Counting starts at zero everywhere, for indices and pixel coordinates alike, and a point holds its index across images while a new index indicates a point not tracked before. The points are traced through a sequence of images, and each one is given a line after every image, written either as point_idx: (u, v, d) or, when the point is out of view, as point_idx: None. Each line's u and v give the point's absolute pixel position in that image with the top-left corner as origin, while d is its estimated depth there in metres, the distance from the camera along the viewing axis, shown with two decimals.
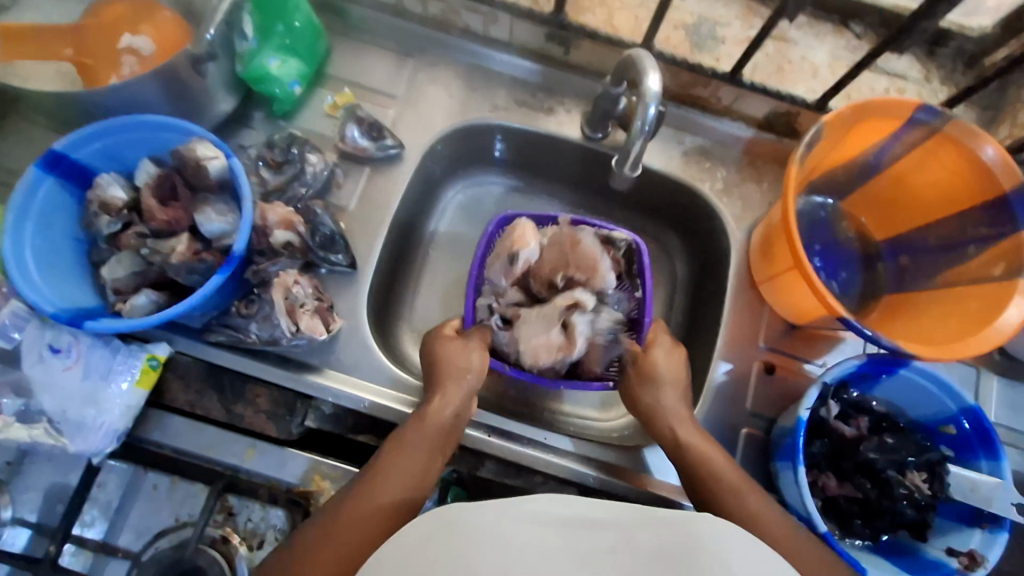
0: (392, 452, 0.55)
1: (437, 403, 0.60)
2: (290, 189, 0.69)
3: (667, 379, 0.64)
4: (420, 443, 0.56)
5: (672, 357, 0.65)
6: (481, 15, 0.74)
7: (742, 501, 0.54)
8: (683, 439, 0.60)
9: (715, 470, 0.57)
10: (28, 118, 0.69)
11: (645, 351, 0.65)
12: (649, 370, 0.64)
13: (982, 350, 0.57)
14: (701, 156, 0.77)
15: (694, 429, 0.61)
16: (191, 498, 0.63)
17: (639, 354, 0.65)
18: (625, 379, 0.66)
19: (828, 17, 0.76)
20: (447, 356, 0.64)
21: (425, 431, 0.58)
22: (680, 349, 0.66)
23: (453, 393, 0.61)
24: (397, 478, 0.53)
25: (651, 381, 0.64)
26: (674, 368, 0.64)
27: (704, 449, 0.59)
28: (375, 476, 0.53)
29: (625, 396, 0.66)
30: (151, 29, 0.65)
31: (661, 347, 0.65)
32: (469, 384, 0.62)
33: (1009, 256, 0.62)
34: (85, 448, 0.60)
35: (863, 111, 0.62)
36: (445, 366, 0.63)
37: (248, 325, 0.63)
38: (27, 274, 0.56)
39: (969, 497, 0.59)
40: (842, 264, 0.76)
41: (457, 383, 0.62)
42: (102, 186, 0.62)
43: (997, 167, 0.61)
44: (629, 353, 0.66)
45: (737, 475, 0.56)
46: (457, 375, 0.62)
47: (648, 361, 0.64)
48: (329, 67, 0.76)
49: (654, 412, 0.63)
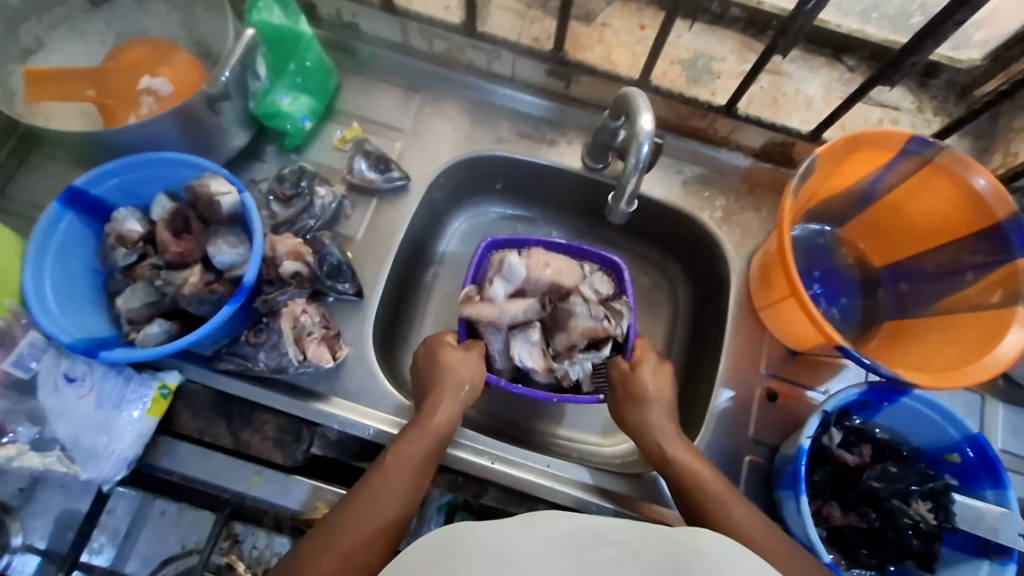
0: (389, 466, 0.57)
1: (435, 415, 0.61)
2: (300, 221, 0.71)
3: (657, 398, 0.64)
4: (416, 449, 0.58)
5: (659, 374, 0.66)
6: (484, 52, 0.77)
7: (727, 511, 0.56)
8: (670, 452, 0.61)
9: (702, 483, 0.58)
10: (52, 155, 0.72)
11: (633, 369, 0.66)
12: (637, 390, 0.64)
13: (981, 379, 0.57)
14: (700, 185, 0.78)
15: (685, 446, 0.61)
16: (198, 524, 0.66)
17: (627, 372, 0.66)
18: (614, 393, 0.67)
19: (821, 51, 0.78)
20: (448, 362, 0.65)
21: (420, 441, 0.59)
22: (666, 366, 0.67)
23: (448, 403, 0.62)
24: (392, 491, 0.55)
25: (640, 400, 0.64)
26: (662, 387, 0.65)
27: (692, 463, 0.60)
28: (371, 491, 0.55)
29: (613, 412, 0.67)
30: (169, 72, 0.69)
31: (649, 365, 0.66)
32: (465, 395, 0.64)
33: (1006, 284, 0.62)
34: (95, 475, 0.61)
35: (856, 143, 0.64)
36: (445, 376, 0.64)
37: (257, 354, 0.64)
38: (46, 306, 0.58)
39: (974, 527, 0.58)
40: (842, 290, 0.77)
41: (451, 395, 0.63)
42: (119, 220, 0.64)
43: (990, 197, 0.63)
44: (617, 371, 0.66)
45: (721, 485, 0.58)
46: (454, 387, 0.63)
47: (636, 381, 0.65)
48: (338, 103, 0.78)
49: (642, 430, 0.63)
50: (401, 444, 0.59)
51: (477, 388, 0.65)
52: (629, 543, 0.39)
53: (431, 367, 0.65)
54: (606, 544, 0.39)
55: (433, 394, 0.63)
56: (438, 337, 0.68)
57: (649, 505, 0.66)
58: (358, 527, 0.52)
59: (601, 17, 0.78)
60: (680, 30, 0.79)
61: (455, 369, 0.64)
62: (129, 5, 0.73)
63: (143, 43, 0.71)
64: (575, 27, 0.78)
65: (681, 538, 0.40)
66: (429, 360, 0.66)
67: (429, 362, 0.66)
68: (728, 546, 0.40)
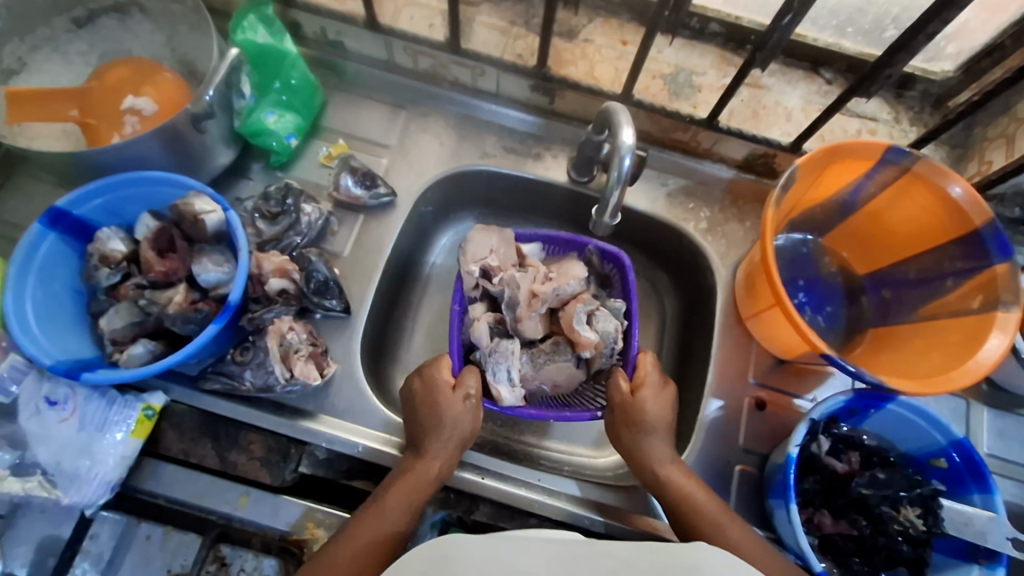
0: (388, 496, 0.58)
1: (434, 449, 0.61)
2: (286, 238, 0.71)
3: (657, 425, 0.63)
4: (415, 479, 0.59)
5: (661, 398, 0.64)
6: (469, 69, 0.78)
7: (725, 534, 0.57)
8: (665, 477, 0.61)
9: (695, 507, 0.59)
10: (34, 175, 0.72)
11: (635, 393, 0.63)
12: (637, 418, 0.62)
13: (964, 384, 0.58)
14: (685, 196, 0.79)
15: (680, 470, 0.61)
16: (184, 548, 0.64)
17: (629, 396, 0.63)
18: (614, 416, 0.64)
19: (799, 64, 0.80)
20: (444, 402, 0.62)
21: (420, 472, 0.60)
22: (670, 390, 0.65)
23: (442, 430, 0.62)
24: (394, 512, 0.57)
25: (640, 427, 0.62)
26: (662, 412, 0.63)
27: (685, 487, 0.60)
28: (372, 511, 0.57)
29: (609, 432, 0.65)
30: (152, 90, 0.69)
31: (651, 389, 0.64)
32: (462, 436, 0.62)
33: (985, 290, 0.63)
34: (79, 500, 0.60)
35: (835, 154, 0.65)
36: (442, 406, 0.62)
37: (243, 372, 0.64)
38: (27, 328, 0.57)
39: (963, 531, 0.58)
40: (827, 298, 0.78)
41: (451, 432, 0.61)
42: (102, 240, 0.63)
43: (967, 205, 0.64)
44: (619, 394, 0.64)
45: (718, 508, 0.59)
46: (453, 423, 0.62)
47: (637, 407, 0.63)
48: (323, 120, 0.79)
49: (638, 455, 0.62)
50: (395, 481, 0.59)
51: (475, 425, 0.63)
52: (620, 556, 0.40)
53: (430, 410, 0.62)
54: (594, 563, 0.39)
55: (430, 428, 0.61)
56: (437, 379, 0.63)
57: (637, 517, 0.66)
58: (361, 546, 0.55)
59: (584, 33, 0.80)
60: (661, 45, 0.80)
61: (455, 421, 0.62)
62: (112, 25, 0.73)
63: (127, 63, 0.70)
64: (557, 43, 0.79)
65: (676, 551, 0.40)
66: (428, 393, 0.63)
67: (428, 402, 0.62)
68: (722, 560, 0.40)
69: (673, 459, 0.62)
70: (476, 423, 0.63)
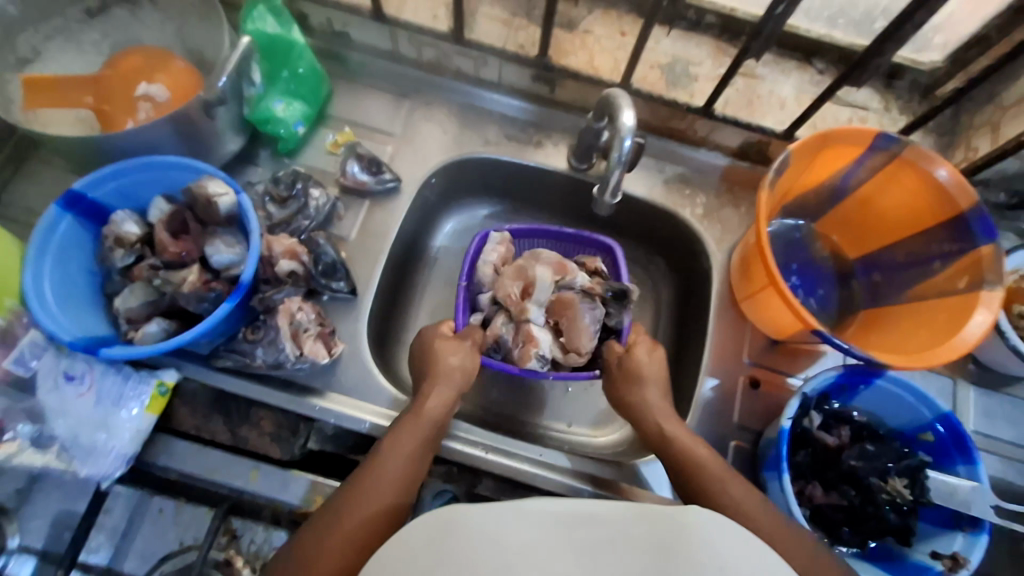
0: (380, 457, 0.58)
1: (426, 403, 0.63)
2: (294, 221, 0.72)
3: (651, 380, 0.67)
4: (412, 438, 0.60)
5: (653, 357, 0.69)
6: (471, 59, 0.80)
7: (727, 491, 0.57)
8: (669, 436, 0.62)
9: (701, 466, 0.59)
10: (48, 161, 0.74)
11: (629, 350, 0.69)
12: (633, 371, 0.67)
13: (950, 358, 0.60)
14: (681, 183, 0.82)
15: (681, 425, 0.63)
16: (196, 522, 0.66)
17: (622, 355, 0.69)
18: (609, 375, 0.69)
19: (792, 55, 0.82)
20: (441, 354, 0.67)
21: (419, 426, 0.61)
22: (662, 349, 0.70)
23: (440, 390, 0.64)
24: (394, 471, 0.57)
25: (636, 379, 0.67)
26: (656, 369, 0.68)
27: (691, 446, 0.61)
28: (368, 473, 0.56)
29: (609, 395, 0.70)
30: (166, 78, 0.71)
31: (643, 346, 0.69)
32: (457, 383, 0.65)
33: (971, 270, 0.66)
34: (96, 472, 0.62)
35: (827, 139, 0.67)
36: (438, 363, 0.66)
37: (255, 350, 0.66)
38: (46, 306, 0.59)
39: (948, 501, 0.61)
40: (819, 282, 0.80)
41: (446, 383, 0.65)
42: (117, 222, 0.65)
43: (953, 188, 0.66)
44: (612, 355, 0.70)
45: (722, 467, 0.59)
46: (446, 375, 0.65)
47: (632, 363, 0.67)
48: (330, 109, 0.81)
49: (642, 412, 0.65)
50: (396, 434, 0.60)
51: (472, 373, 0.67)
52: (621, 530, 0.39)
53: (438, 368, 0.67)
54: (595, 528, 0.39)
55: (427, 384, 0.65)
56: (433, 329, 0.70)
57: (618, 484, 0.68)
58: (360, 509, 0.53)
59: (583, 24, 0.82)
60: (659, 36, 0.82)
61: (448, 364, 0.66)
62: (123, 16, 0.75)
63: (138, 52, 0.72)
64: (558, 34, 0.81)
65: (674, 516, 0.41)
66: (425, 352, 0.68)
67: (429, 349, 0.68)
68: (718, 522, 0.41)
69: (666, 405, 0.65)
70: (473, 369, 0.67)
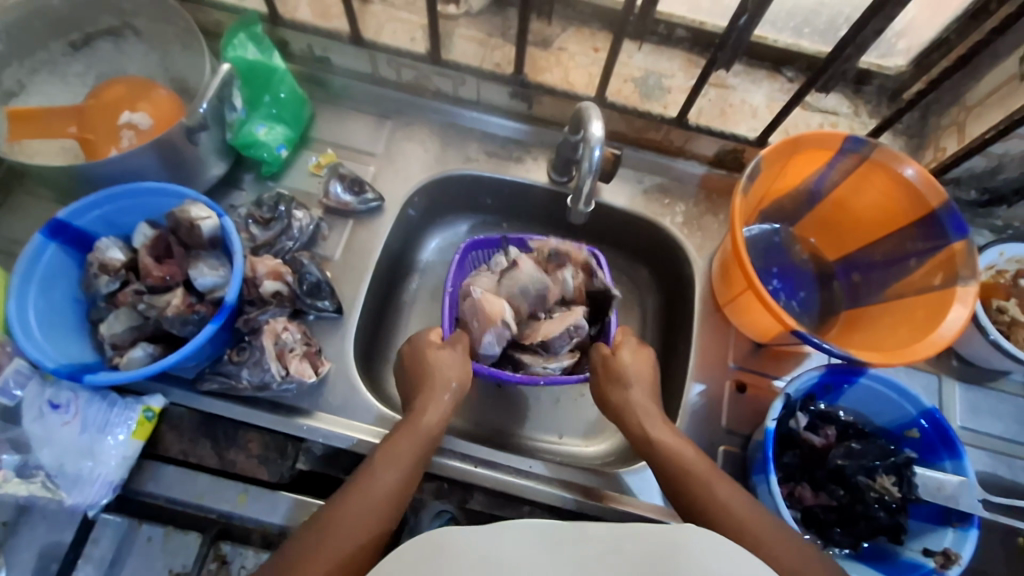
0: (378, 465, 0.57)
1: (426, 412, 0.63)
2: (278, 243, 0.73)
3: (637, 378, 0.67)
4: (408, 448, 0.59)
5: (639, 356, 0.69)
6: (450, 78, 0.81)
7: (712, 491, 0.57)
8: (655, 438, 0.62)
9: (688, 467, 0.59)
10: (33, 192, 0.74)
11: (614, 352, 0.69)
12: (617, 370, 0.67)
13: (929, 354, 0.61)
14: (661, 193, 0.83)
15: (671, 432, 0.63)
16: (184, 548, 0.67)
17: (609, 355, 0.69)
18: (595, 377, 0.70)
19: (762, 64, 0.84)
20: (434, 364, 0.67)
21: (412, 439, 0.60)
22: (646, 349, 0.70)
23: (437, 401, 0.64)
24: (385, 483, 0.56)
25: (621, 381, 0.67)
26: (641, 368, 0.68)
27: (675, 445, 0.61)
28: (364, 484, 0.55)
29: (597, 397, 0.70)
30: (148, 106, 0.72)
31: (628, 348, 0.69)
32: (453, 394, 0.65)
33: (946, 267, 0.67)
34: (82, 501, 0.62)
35: (797, 144, 0.69)
36: (434, 374, 0.66)
37: (240, 371, 0.66)
38: (29, 332, 0.59)
39: (935, 496, 0.62)
40: (801, 284, 0.81)
41: (439, 396, 0.64)
42: (101, 249, 0.66)
43: (922, 187, 0.68)
44: (598, 354, 0.70)
45: (705, 466, 0.59)
46: (442, 385, 0.65)
47: (616, 362, 0.68)
48: (312, 132, 0.82)
49: (625, 410, 0.66)
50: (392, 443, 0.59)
51: (465, 384, 0.67)
52: (612, 540, 0.40)
53: (421, 373, 0.67)
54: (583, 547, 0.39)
55: (423, 396, 0.65)
56: (424, 336, 0.70)
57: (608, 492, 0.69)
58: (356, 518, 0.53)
59: (558, 42, 0.84)
60: (631, 51, 0.84)
61: (441, 381, 0.65)
62: (107, 48, 0.77)
63: (121, 82, 0.74)
64: (533, 52, 0.83)
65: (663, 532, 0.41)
66: (418, 361, 0.68)
67: (419, 366, 0.68)
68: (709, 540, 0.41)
69: (659, 416, 0.65)
70: (467, 381, 0.67)
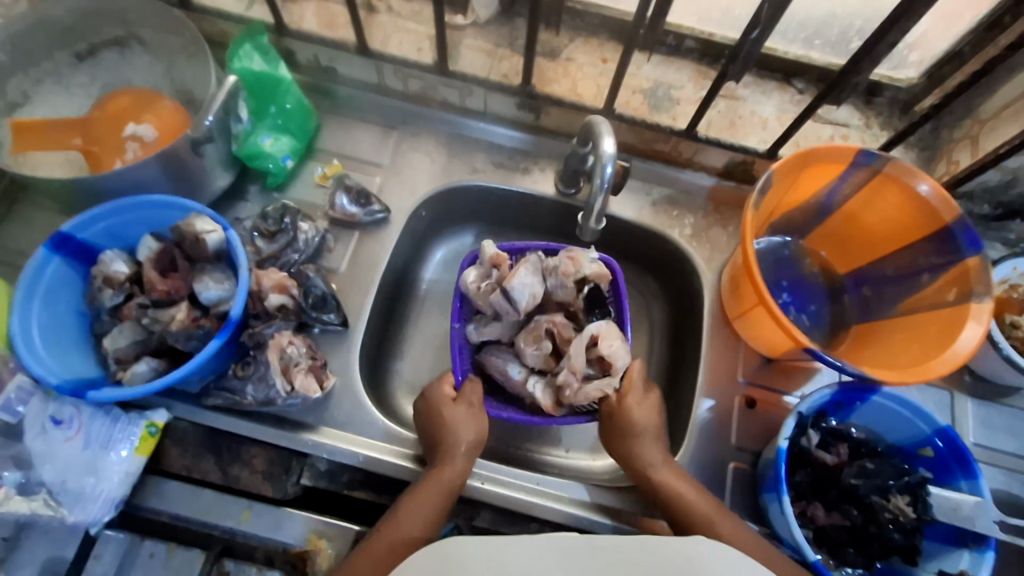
0: (402, 507, 0.58)
1: (444, 468, 0.62)
2: (283, 255, 0.73)
3: (643, 430, 0.65)
4: (426, 500, 0.59)
5: (645, 405, 0.67)
6: (457, 89, 0.81)
7: (716, 529, 0.57)
8: (658, 480, 0.62)
9: (686, 506, 0.60)
10: (37, 203, 0.74)
11: (621, 401, 0.66)
12: (626, 424, 0.65)
13: (945, 373, 0.60)
14: (669, 205, 0.82)
15: (673, 471, 0.62)
16: (188, 565, 0.64)
17: (615, 407, 0.66)
18: (603, 422, 0.68)
19: (771, 75, 0.84)
20: (447, 417, 0.65)
21: (430, 488, 0.60)
22: (652, 396, 0.67)
23: (458, 461, 0.62)
24: (405, 530, 0.56)
25: (629, 433, 0.65)
26: (648, 416, 0.66)
27: (672, 480, 0.61)
28: (388, 524, 0.57)
29: (604, 441, 0.68)
30: (153, 118, 0.72)
31: (634, 396, 0.67)
32: (467, 453, 0.63)
33: (960, 283, 0.66)
34: (84, 518, 0.61)
35: (809, 158, 0.68)
36: (445, 437, 0.64)
37: (244, 387, 0.65)
38: (33, 349, 0.59)
39: (951, 518, 0.60)
40: (811, 298, 0.80)
41: (462, 455, 0.63)
42: (106, 262, 0.65)
43: (936, 202, 0.67)
44: (607, 405, 0.67)
45: (708, 505, 0.59)
46: (452, 449, 0.63)
47: (623, 414, 0.66)
48: (318, 142, 0.81)
49: (630, 461, 0.65)
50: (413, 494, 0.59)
51: (482, 439, 0.65)
52: (623, 549, 0.40)
53: (432, 423, 0.65)
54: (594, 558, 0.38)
55: (438, 458, 0.63)
56: (436, 390, 0.67)
57: (613, 508, 0.67)
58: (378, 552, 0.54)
59: (566, 53, 0.83)
60: (640, 62, 0.84)
61: (459, 440, 0.63)
62: (113, 58, 0.76)
63: (126, 93, 0.73)
64: (541, 63, 0.83)
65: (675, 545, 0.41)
66: (430, 419, 0.65)
67: (429, 417, 0.66)
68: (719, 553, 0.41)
69: (664, 460, 0.64)
70: (483, 440, 0.65)
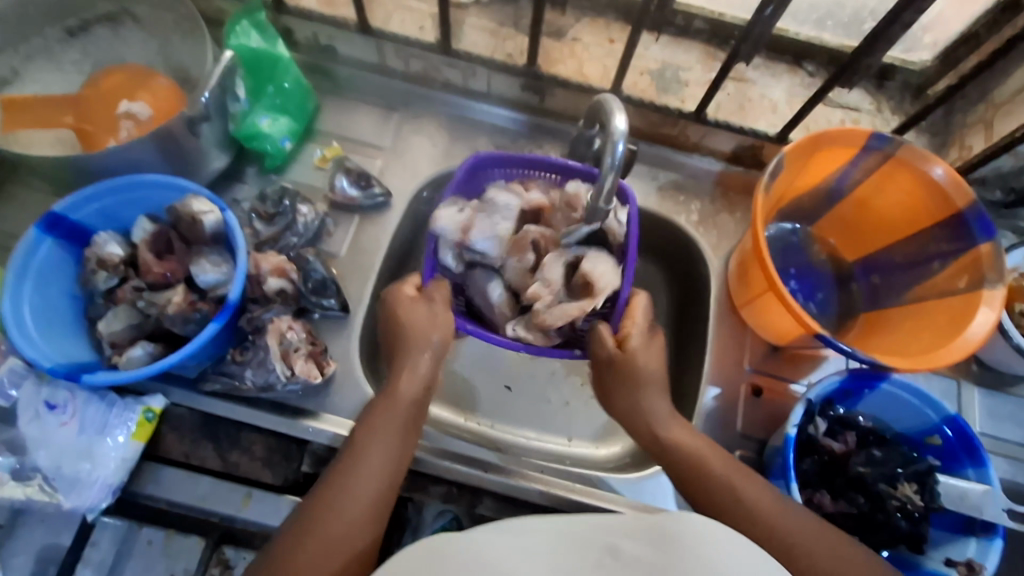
0: (361, 442, 0.54)
1: (400, 384, 0.58)
2: (282, 238, 0.71)
3: (647, 379, 0.61)
4: (383, 422, 0.55)
5: (650, 349, 0.63)
6: (459, 69, 0.79)
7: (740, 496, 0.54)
8: (669, 437, 0.59)
9: (710, 476, 0.56)
10: (29, 184, 0.72)
11: (622, 347, 0.62)
12: (629, 373, 0.61)
13: (956, 360, 0.59)
14: (675, 190, 0.81)
15: (680, 426, 0.60)
16: (187, 551, 0.65)
17: (616, 354, 0.62)
18: (600, 372, 0.63)
19: (782, 58, 0.82)
20: (412, 321, 0.62)
21: (383, 416, 0.56)
22: (659, 339, 0.64)
23: (418, 368, 0.59)
24: (368, 466, 0.52)
25: (630, 381, 0.61)
26: (653, 368, 0.62)
27: (679, 436, 0.59)
28: (342, 466, 0.52)
29: (598, 381, 0.64)
30: (147, 95, 0.70)
31: (638, 339, 0.62)
32: (436, 351, 0.61)
33: (971, 269, 0.65)
34: (79, 504, 0.60)
35: (820, 142, 0.67)
36: (409, 334, 0.61)
37: (243, 371, 0.64)
38: (26, 332, 0.57)
39: (959, 506, 0.60)
40: (819, 285, 0.78)
41: (424, 354, 0.60)
42: (99, 244, 0.63)
43: (949, 187, 0.66)
44: (606, 351, 0.62)
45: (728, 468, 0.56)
46: (425, 343, 0.61)
47: (628, 362, 0.61)
48: (317, 124, 0.79)
49: (633, 412, 0.61)
50: (370, 420, 0.56)
51: (448, 341, 0.62)
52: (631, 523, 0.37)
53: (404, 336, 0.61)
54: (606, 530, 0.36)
55: (406, 357, 0.60)
56: (397, 290, 0.64)
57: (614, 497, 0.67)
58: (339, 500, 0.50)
59: (572, 33, 0.81)
60: (648, 43, 0.82)
61: (416, 327, 0.61)
62: (105, 35, 0.74)
63: (121, 71, 0.71)
64: (546, 43, 0.81)
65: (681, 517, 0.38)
66: (389, 321, 0.63)
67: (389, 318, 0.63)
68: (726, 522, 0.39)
69: (669, 410, 0.61)
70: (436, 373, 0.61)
